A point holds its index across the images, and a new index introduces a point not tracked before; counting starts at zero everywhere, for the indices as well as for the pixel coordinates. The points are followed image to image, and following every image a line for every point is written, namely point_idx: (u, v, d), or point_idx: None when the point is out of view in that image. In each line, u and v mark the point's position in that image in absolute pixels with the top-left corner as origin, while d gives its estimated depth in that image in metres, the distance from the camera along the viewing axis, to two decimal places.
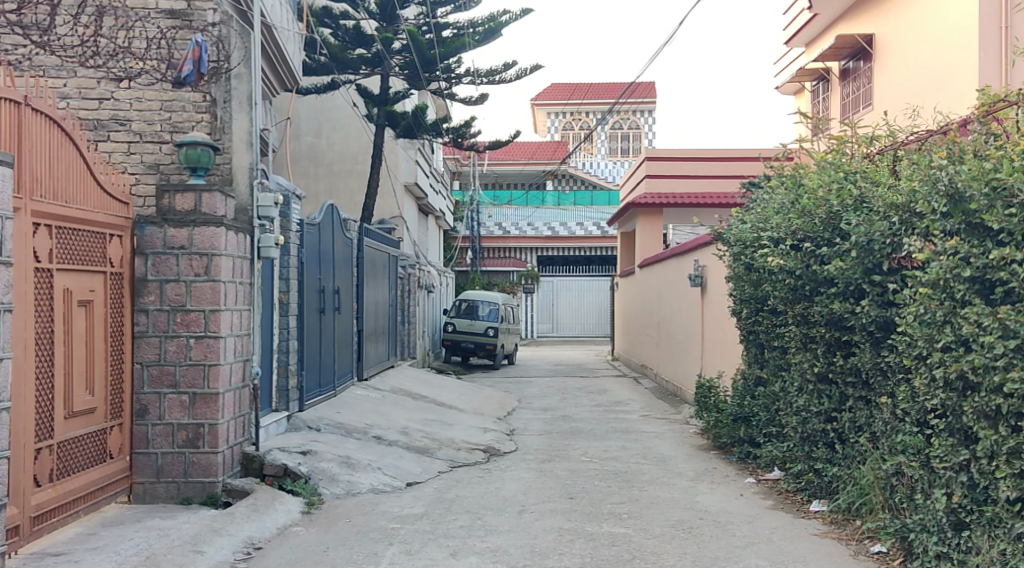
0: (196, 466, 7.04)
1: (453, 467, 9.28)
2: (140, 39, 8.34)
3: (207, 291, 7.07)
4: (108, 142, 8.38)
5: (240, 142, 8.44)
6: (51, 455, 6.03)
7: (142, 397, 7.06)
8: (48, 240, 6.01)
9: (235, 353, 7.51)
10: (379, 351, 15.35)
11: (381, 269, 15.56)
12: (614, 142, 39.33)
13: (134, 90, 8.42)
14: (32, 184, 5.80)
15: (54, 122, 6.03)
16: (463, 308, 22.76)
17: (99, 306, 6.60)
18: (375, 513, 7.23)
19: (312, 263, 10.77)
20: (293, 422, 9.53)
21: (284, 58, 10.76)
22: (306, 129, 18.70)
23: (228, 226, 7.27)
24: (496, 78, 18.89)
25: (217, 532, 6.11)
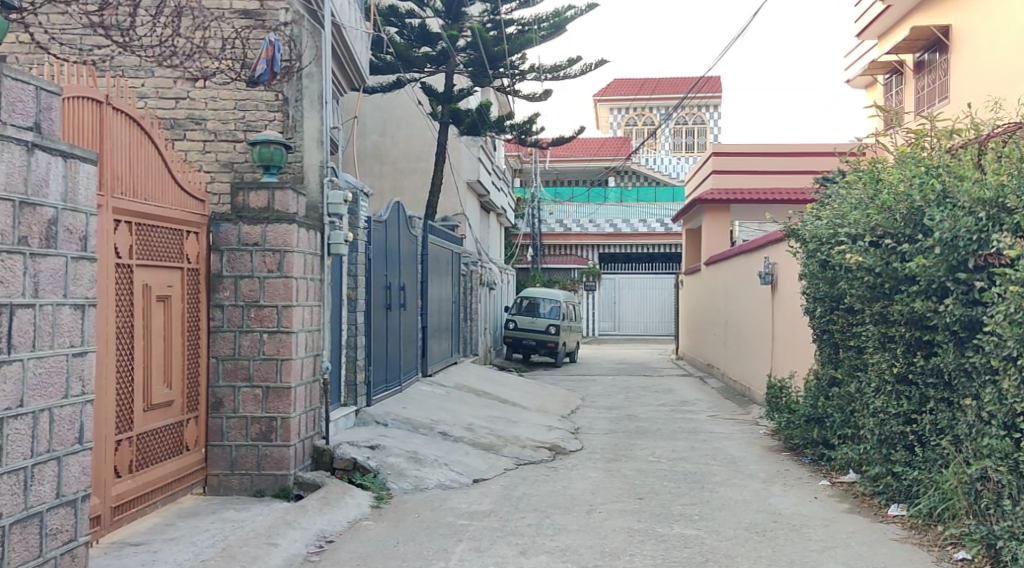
0: (269, 459, 7.15)
1: (519, 464, 9.26)
2: (216, 38, 8.49)
3: (280, 287, 7.17)
4: (184, 140, 8.55)
5: (312, 141, 8.57)
6: (131, 447, 6.16)
7: (217, 391, 7.19)
8: (128, 237, 6.14)
9: (306, 348, 7.59)
10: (444, 348, 15.43)
11: (445, 267, 15.66)
12: (679, 138, 39.10)
13: (209, 89, 8.60)
14: (113, 182, 5.91)
15: (134, 121, 6.16)
16: (525, 304, 22.72)
17: (176, 301, 6.75)
18: (443, 509, 7.25)
19: (379, 261, 10.86)
20: (361, 417, 9.62)
21: (352, 58, 10.90)
22: (371, 127, 18.87)
23: (301, 224, 7.35)
24: (561, 74, 18.86)
25: (291, 525, 6.20)
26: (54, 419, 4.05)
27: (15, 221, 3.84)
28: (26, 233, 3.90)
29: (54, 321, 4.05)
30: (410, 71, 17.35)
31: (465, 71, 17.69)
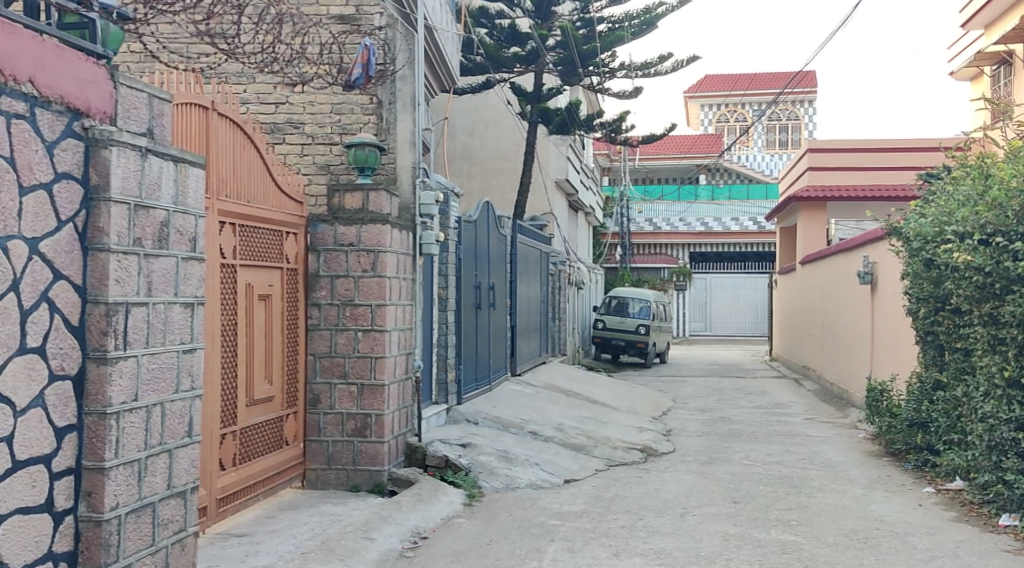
0: (364, 455, 7.29)
1: (610, 466, 9.22)
2: (313, 44, 8.72)
3: (374, 286, 7.29)
4: (283, 144, 8.79)
5: (404, 142, 8.68)
6: (235, 440, 6.35)
7: (314, 387, 7.38)
8: (233, 237, 6.32)
9: (399, 346, 7.71)
10: (533, 348, 15.48)
11: (534, 267, 15.69)
12: (772, 134, 38.48)
13: (307, 94, 8.83)
14: (218, 185, 6.10)
15: (237, 125, 6.36)
16: (614, 305, 22.54)
17: (276, 300, 6.94)
18: (535, 509, 7.27)
19: (469, 261, 10.96)
20: (452, 415, 9.71)
21: (443, 60, 10.99)
22: (461, 128, 19.00)
23: (394, 224, 7.47)
24: (651, 71, 18.73)
25: (386, 520, 6.30)
26: (166, 414, 4.19)
27: (131, 223, 3.97)
28: (140, 234, 4.03)
29: (166, 319, 4.19)
30: (500, 72, 17.49)
31: (555, 71, 17.79)
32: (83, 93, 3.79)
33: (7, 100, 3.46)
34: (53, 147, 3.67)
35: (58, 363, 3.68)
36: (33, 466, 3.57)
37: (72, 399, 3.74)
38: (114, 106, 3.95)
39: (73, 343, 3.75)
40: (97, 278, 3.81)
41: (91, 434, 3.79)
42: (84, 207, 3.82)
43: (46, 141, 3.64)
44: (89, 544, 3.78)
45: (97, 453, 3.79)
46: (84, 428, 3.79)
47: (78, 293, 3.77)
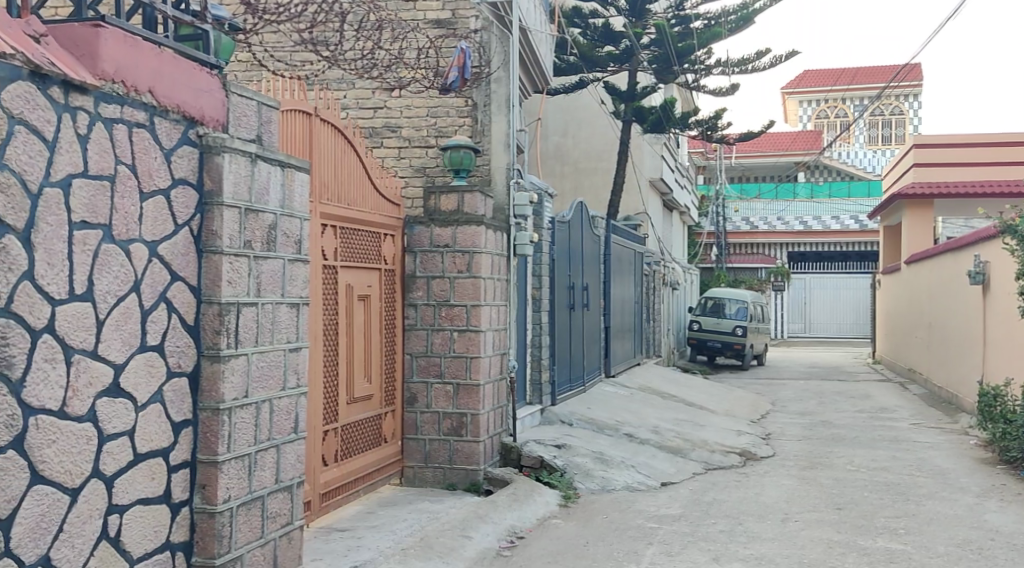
0: (460, 454, 7.38)
1: (707, 469, 9.11)
2: (411, 49, 8.86)
3: (469, 287, 7.36)
4: (382, 148, 8.99)
5: (499, 144, 8.79)
6: (336, 437, 6.51)
7: (412, 386, 7.51)
8: (334, 239, 6.46)
9: (494, 347, 7.78)
10: (627, 349, 15.40)
11: (628, 267, 15.60)
12: (875, 130, 37.54)
13: (404, 98, 8.99)
14: (321, 189, 6.24)
15: (338, 131, 6.51)
16: (710, 305, 22.30)
17: (375, 300, 7.08)
18: (632, 511, 7.23)
19: (564, 261, 10.99)
20: (547, 416, 9.74)
21: (537, 59, 10.98)
22: (553, 128, 18.99)
23: (489, 225, 7.55)
24: (748, 68, 18.41)
25: (483, 519, 6.36)
26: (274, 410, 4.33)
27: (242, 227, 4.11)
28: (250, 238, 4.17)
29: (274, 318, 4.33)
30: (593, 72, 17.44)
31: (650, 69, 17.66)
32: (197, 102, 3.95)
33: (130, 110, 3.59)
34: (171, 154, 3.81)
35: (175, 360, 3.83)
36: (152, 459, 3.72)
37: (187, 395, 3.89)
38: (225, 113, 4.12)
39: (188, 342, 3.90)
40: (211, 279, 3.96)
41: (205, 429, 3.94)
42: (198, 212, 3.97)
43: (165, 149, 3.78)
44: (204, 535, 3.93)
45: (211, 448, 3.94)
46: (199, 423, 3.95)
47: (193, 293, 3.93)
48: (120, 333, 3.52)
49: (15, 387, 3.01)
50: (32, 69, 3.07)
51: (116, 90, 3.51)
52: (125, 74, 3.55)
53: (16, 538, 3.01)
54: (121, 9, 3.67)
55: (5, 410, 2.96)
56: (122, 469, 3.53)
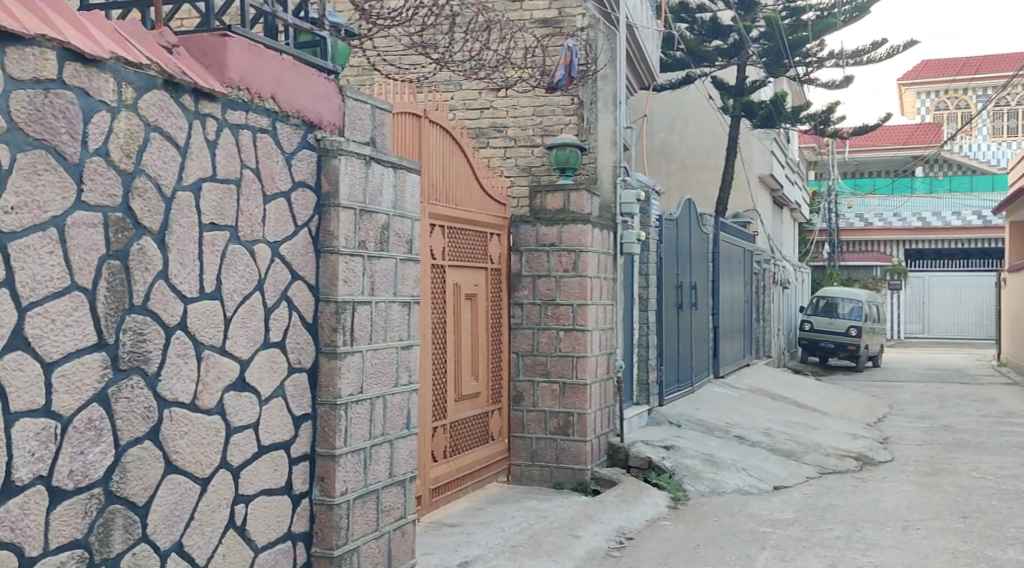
0: (567, 453, 7.39)
1: (822, 473, 8.87)
2: (518, 49, 8.90)
3: (576, 286, 7.37)
4: (488, 148, 9.06)
5: (606, 142, 8.75)
6: (445, 434, 6.59)
7: (518, 384, 7.56)
8: (442, 239, 6.55)
9: (601, 346, 7.76)
10: (736, 349, 15.11)
11: (738, 265, 15.32)
12: (1000, 121, 35.88)
13: (510, 98, 9.06)
14: (429, 189, 6.34)
15: (447, 132, 6.60)
16: (823, 305, 21.72)
17: (482, 299, 7.16)
18: (743, 515, 7.10)
19: (671, 260, 10.89)
20: (654, 417, 9.66)
21: (643, 56, 10.86)
22: (660, 126, 18.70)
23: (595, 224, 7.54)
24: (864, 59, 17.85)
25: (592, 519, 6.36)
26: (387, 406, 4.43)
27: (357, 228, 4.22)
28: (364, 238, 4.28)
29: (387, 317, 4.43)
30: (700, 67, 17.24)
31: (759, 63, 17.33)
32: (316, 107, 4.09)
33: (254, 116, 3.73)
34: (292, 158, 3.94)
35: (295, 357, 3.95)
36: (275, 452, 3.85)
37: (307, 390, 4.02)
38: (342, 118, 4.25)
39: (307, 339, 4.02)
40: (328, 279, 4.09)
41: (323, 423, 4.06)
42: (316, 213, 4.10)
43: (286, 153, 3.91)
44: (323, 526, 4.05)
45: (329, 441, 4.06)
46: (317, 418, 4.07)
47: (312, 292, 4.05)
48: (246, 330, 3.66)
49: (151, 381, 3.16)
50: (165, 78, 3.23)
51: (241, 96, 3.65)
52: (250, 81, 3.69)
53: (152, 525, 3.16)
54: (246, 19, 3.83)
55: (142, 403, 3.12)
56: (247, 461, 3.68)
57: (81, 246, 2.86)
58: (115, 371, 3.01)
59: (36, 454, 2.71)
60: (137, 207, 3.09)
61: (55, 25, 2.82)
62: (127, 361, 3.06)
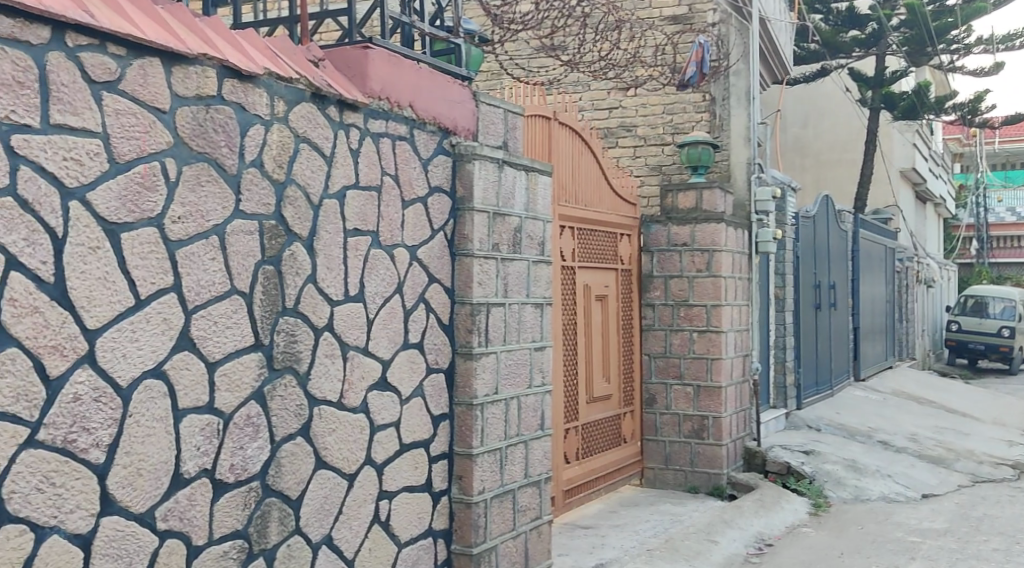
0: (702, 457, 7.28)
1: (975, 481, 8.43)
2: (647, 47, 8.86)
3: (709, 287, 7.27)
4: (617, 148, 9.05)
5: (739, 139, 8.53)
6: (578, 435, 6.60)
7: (650, 387, 7.50)
8: (572, 240, 6.56)
9: (736, 348, 7.62)
10: (878, 351, 14.54)
11: (879, 263, 14.76)
12: None
13: (640, 97, 9.00)
14: (560, 191, 6.37)
15: (576, 133, 6.60)
16: (970, 304, 20.57)
17: (612, 300, 7.14)
18: (890, 524, 6.82)
19: (809, 259, 10.59)
20: (792, 421, 9.41)
21: (776, 51, 10.61)
22: (793, 120, 18.13)
23: (729, 223, 7.42)
24: (1016, 44, 16.88)
25: (729, 524, 6.25)
26: (522, 407, 4.48)
27: (491, 230, 4.30)
28: (498, 241, 4.35)
29: (520, 318, 4.47)
30: (837, 59, 16.56)
31: (901, 52, 16.59)
32: (451, 113, 4.18)
33: (394, 124, 3.85)
34: (428, 163, 4.04)
35: (433, 358, 4.05)
36: (416, 450, 3.95)
37: (444, 390, 4.12)
38: (476, 123, 4.34)
39: (444, 340, 4.12)
40: (464, 281, 4.17)
41: (460, 423, 4.15)
42: (452, 217, 4.19)
43: (423, 158, 4.01)
44: (462, 524, 4.14)
45: (466, 441, 4.14)
46: (455, 417, 4.16)
47: (448, 294, 4.14)
48: (387, 331, 3.78)
49: (302, 379, 3.30)
50: (313, 91, 3.37)
51: (382, 106, 3.77)
52: (390, 91, 3.81)
53: (304, 518, 3.31)
54: (386, 30, 3.95)
55: (294, 401, 3.26)
56: (390, 458, 3.79)
57: (239, 252, 3.02)
58: (270, 370, 3.16)
59: (201, 449, 2.88)
60: (288, 215, 3.24)
61: (215, 45, 2.98)
62: (281, 361, 3.21)
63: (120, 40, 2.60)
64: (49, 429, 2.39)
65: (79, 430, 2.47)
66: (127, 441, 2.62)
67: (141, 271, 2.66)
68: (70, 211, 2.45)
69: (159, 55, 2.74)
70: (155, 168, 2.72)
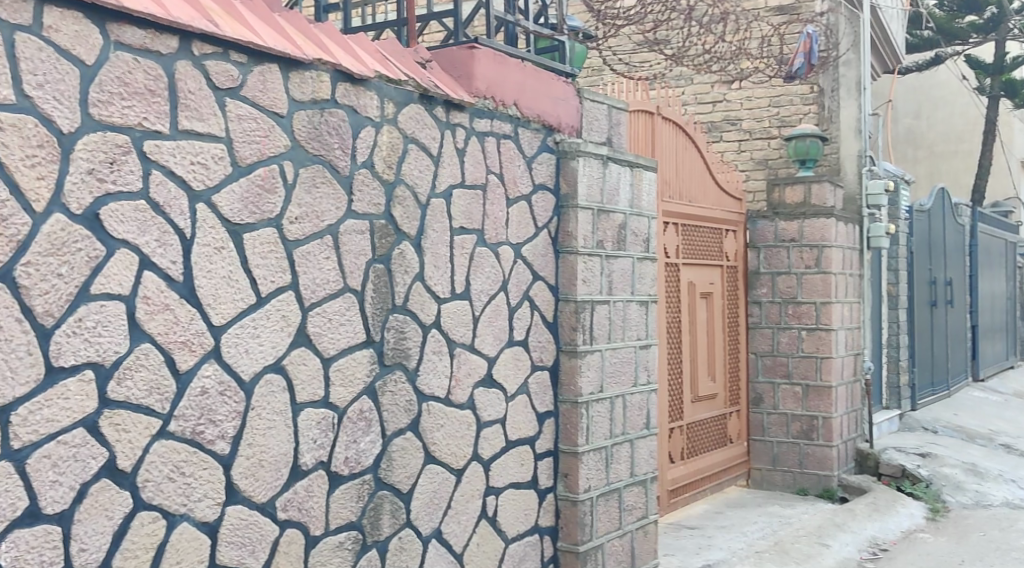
0: (812, 458, 7.11)
1: None
2: (754, 39, 8.69)
3: (819, 283, 7.10)
4: (721, 142, 8.89)
5: (849, 131, 8.33)
6: (683, 435, 6.51)
7: (757, 386, 7.34)
8: (676, 237, 6.48)
9: (847, 346, 7.41)
10: (998, 350, 13.91)
11: (999, 259, 14.12)
12: None
13: (745, 90, 8.82)
14: (664, 187, 6.31)
15: (680, 128, 6.51)
16: None
17: (717, 297, 7.03)
18: (1014, 531, 6.52)
19: (923, 254, 10.21)
20: (906, 422, 9.09)
21: (888, 39, 10.25)
22: (904, 111, 17.71)
23: (839, 218, 7.24)
24: None
25: (841, 528, 6.09)
26: (627, 406, 4.46)
27: (595, 227, 4.29)
28: (602, 238, 4.34)
29: (625, 316, 4.45)
30: (952, 45, 15.88)
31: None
32: (555, 110, 4.20)
33: (499, 123, 3.88)
34: (532, 161, 4.06)
35: (538, 355, 4.07)
36: (522, 447, 3.98)
37: (549, 387, 4.13)
38: (580, 119, 4.34)
39: (549, 338, 4.13)
40: (568, 279, 4.18)
41: (566, 421, 4.16)
42: (555, 215, 4.20)
43: (527, 157, 4.03)
44: (568, 521, 4.14)
45: (571, 439, 4.15)
46: (560, 415, 4.17)
47: (552, 292, 4.16)
48: (493, 328, 3.81)
49: (412, 376, 3.37)
50: (421, 92, 3.43)
51: (487, 105, 3.81)
52: (494, 89, 3.85)
53: (415, 511, 3.38)
54: (491, 29, 3.99)
55: (404, 396, 3.33)
56: (496, 454, 3.83)
57: (352, 252, 3.10)
58: (381, 366, 3.23)
59: (317, 442, 2.96)
60: (398, 214, 3.31)
61: (327, 51, 3.07)
62: (392, 357, 3.28)
63: (242, 48, 2.70)
64: (179, 420, 2.50)
65: (206, 422, 2.58)
66: (250, 432, 2.73)
67: (262, 270, 2.76)
68: (197, 212, 2.56)
69: (277, 61, 2.83)
70: (274, 170, 2.81)
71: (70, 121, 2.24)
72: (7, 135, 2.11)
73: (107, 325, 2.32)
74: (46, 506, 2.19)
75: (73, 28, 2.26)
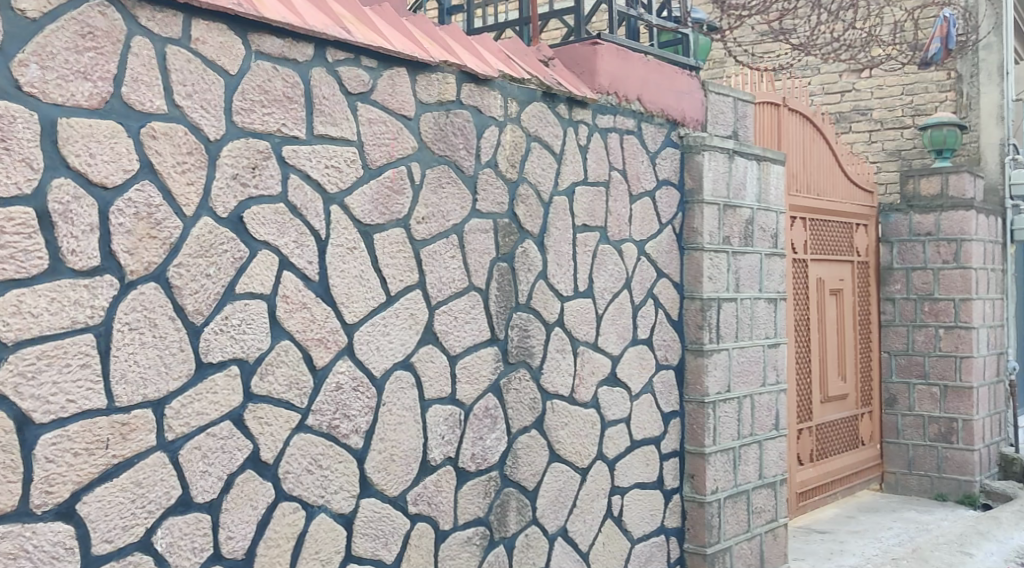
0: (951, 462, 6.80)
1: None
2: (885, 25, 8.36)
3: (958, 279, 6.78)
4: (850, 133, 8.59)
5: (991, 118, 7.82)
6: (812, 436, 6.30)
7: (891, 387, 7.06)
8: (804, 232, 6.30)
9: (989, 345, 7.04)
10: None
11: None
12: None
13: (876, 78, 8.50)
14: (791, 181, 6.14)
15: (808, 119, 6.31)
16: None
17: (848, 294, 6.79)
18: None
19: None
20: None
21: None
22: None
23: (980, 210, 6.89)
24: None
25: (986, 536, 5.81)
26: (755, 406, 4.37)
27: (721, 223, 4.22)
28: (729, 233, 4.26)
29: (752, 314, 4.36)
30: None
31: None
32: (679, 104, 4.14)
33: (622, 118, 3.85)
34: (656, 157, 4.02)
35: (663, 354, 4.03)
36: (647, 446, 3.95)
37: (674, 386, 4.08)
38: (704, 112, 4.27)
39: (674, 336, 4.09)
40: (693, 276, 4.12)
41: (691, 421, 4.10)
42: (680, 211, 4.15)
43: (651, 152, 3.99)
44: (694, 523, 4.09)
45: (698, 439, 4.09)
46: (686, 414, 4.12)
47: (677, 290, 4.11)
48: (616, 326, 3.79)
49: (536, 373, 3.39)
50: (544, 90, 3.45)
51: (610, 100, 3.80)
52: (617, 85, 3.84)
53: (541, 509, 3.40)
54: (613, 24, 3.97)
55: (529, 394, 3.35)
56: (621, 453, 3.81)
57: (476, 250, 3.14)
58: (505, 364, 3.27)
59: (445, 438, 3.02)
60: (521, 213, 3.33)
61: (453, 53, 3.12)
62: (516, 354, 3.30)
63: (372, 53, 2.78)
64: (317, 414, 2.59)
65: (341, 417, 2.66)
66: (382, 428, 2.80)
67: (391, 269, 2.83)
68: (331, 214, 2.64)
69: (405, 64, 2.90)
70: (402, 172, 2.88)
71: (216, 128, 2.35)
72: (160, 142, 2.23)
73: (251, 324, 2.42)
74: (197, 495, 2.31)
75: (219, 39, 2.36)
